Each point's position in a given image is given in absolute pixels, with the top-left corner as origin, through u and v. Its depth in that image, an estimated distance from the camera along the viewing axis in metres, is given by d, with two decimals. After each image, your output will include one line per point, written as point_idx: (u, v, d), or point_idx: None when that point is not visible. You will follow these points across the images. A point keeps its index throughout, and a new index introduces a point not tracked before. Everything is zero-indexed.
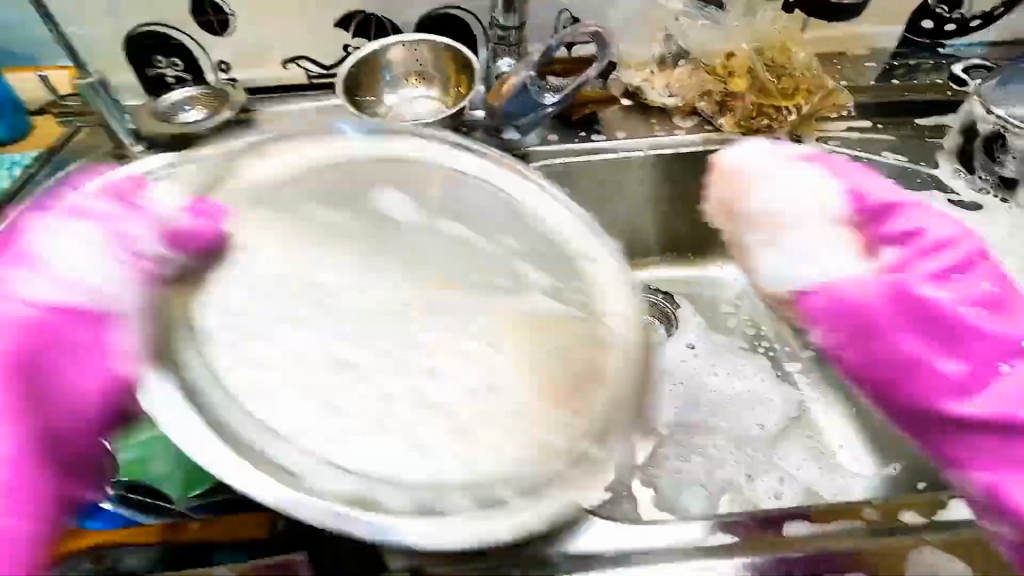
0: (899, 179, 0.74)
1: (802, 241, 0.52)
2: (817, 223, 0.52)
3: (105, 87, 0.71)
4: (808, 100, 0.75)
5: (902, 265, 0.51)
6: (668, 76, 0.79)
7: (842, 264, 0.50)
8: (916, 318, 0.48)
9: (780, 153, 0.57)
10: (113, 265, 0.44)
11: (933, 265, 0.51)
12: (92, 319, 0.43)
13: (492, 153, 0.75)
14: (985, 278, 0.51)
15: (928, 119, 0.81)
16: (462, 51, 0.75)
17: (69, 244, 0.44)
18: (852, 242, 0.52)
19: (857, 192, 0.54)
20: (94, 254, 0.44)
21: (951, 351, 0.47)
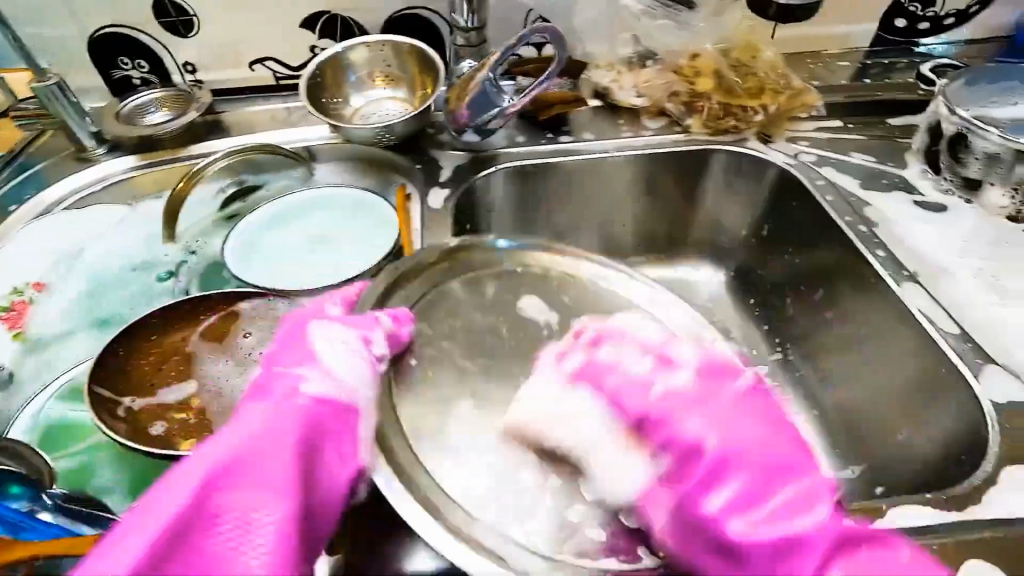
0: (866, 180, 0.73)
1: (603, 453, 0.41)
2: (581, 419, 0.42)
3: (65, 90, 0.70)
4: (775, 100, 0.75)
5: (689, 414, 0.43)
6: (636, 75, 0.78)
7: (611, 472, 0.40)
8: (752, 478, 0.40)
9: (552, 382, 0.44)
10: (361, 364, 0.43)
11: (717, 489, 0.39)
12: (345, 416, 0.41)
13: (458, 154, 0.75)
14: (771, 484, 0.39)
15: (899, 119, 0.80)
16: (427, 51, 0.74)
17: (335, 344, 0.44)
18: (627, 436, 0.42)
19: (595, 369, 0.45)
20: (352, 358, 0.43)
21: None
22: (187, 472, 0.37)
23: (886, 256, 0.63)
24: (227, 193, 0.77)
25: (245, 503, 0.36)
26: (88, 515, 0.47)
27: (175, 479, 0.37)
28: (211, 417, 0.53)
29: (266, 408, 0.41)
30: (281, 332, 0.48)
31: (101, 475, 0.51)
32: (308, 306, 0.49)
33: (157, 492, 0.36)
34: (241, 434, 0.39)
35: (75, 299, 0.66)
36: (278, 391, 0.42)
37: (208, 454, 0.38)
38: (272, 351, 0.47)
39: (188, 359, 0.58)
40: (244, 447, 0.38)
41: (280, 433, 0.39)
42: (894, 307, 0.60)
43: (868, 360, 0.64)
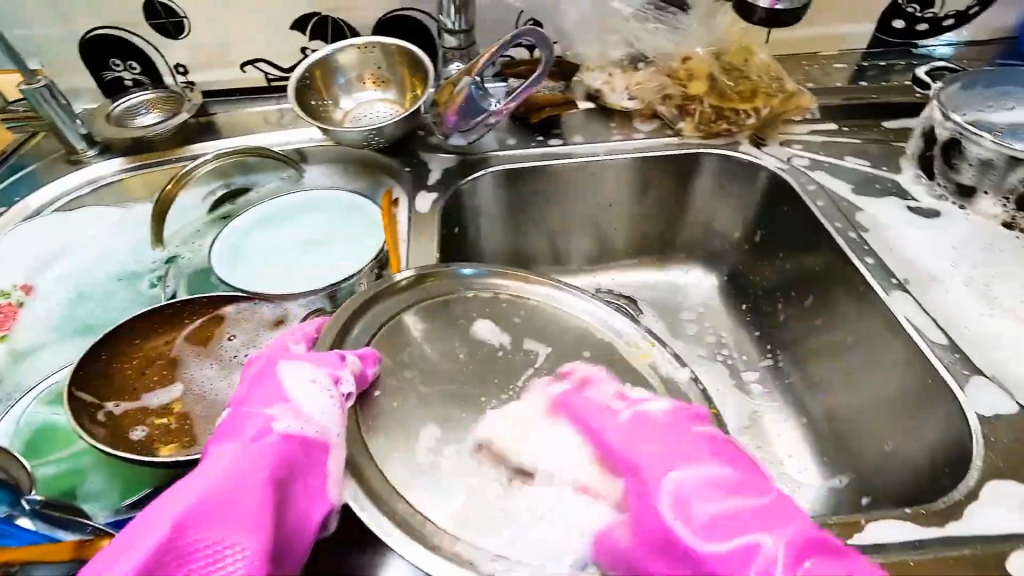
0: (860, 184, 0.72)
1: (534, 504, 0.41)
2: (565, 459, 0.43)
3: (55, 93, 0.70)
4: (768, 103, 0.73)
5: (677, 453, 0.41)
6: (629, 78, 0.78)
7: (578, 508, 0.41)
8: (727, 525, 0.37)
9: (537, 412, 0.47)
10: (329, 401, 0.43)
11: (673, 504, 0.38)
12: (313, 453, 0.41)
13: (447, 158, 0.74)
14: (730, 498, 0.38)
15: (895, 123, 0.80)
16: (417, 53, 0.74)
17: (304, 382, 0.43)
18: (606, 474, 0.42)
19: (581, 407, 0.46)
20: (319, 395, 0.43)
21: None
22: (156, 513, 0.35)
23: (875, 264, 0.62)
24: (217, 195, 0.77)
25: (218, 540, 0.35)
26: (59, 521, 0.46)
27: (147, 521, 0.35)
28: (192, 421, 0.53)
29: (238, 445, 0.40)
30: (244, 374, 0.47)
31: (84, 479, 0.52)
32: (272, 345, 0.49)
33: (127, 535, 0.35)
34: (211, 473, 0.38)
35: (61, 302, 0.66)
36: (248, 429, 0.41)
37: (179, 493, 0.36)
38: (237, 392, 0.46)
39: (172, 362, 0.58)
40: (217, 484, 0.37)
41: (253, 468, 0.38)
42: (882, 315, 0.59)
43: (856, 368, 0.63)
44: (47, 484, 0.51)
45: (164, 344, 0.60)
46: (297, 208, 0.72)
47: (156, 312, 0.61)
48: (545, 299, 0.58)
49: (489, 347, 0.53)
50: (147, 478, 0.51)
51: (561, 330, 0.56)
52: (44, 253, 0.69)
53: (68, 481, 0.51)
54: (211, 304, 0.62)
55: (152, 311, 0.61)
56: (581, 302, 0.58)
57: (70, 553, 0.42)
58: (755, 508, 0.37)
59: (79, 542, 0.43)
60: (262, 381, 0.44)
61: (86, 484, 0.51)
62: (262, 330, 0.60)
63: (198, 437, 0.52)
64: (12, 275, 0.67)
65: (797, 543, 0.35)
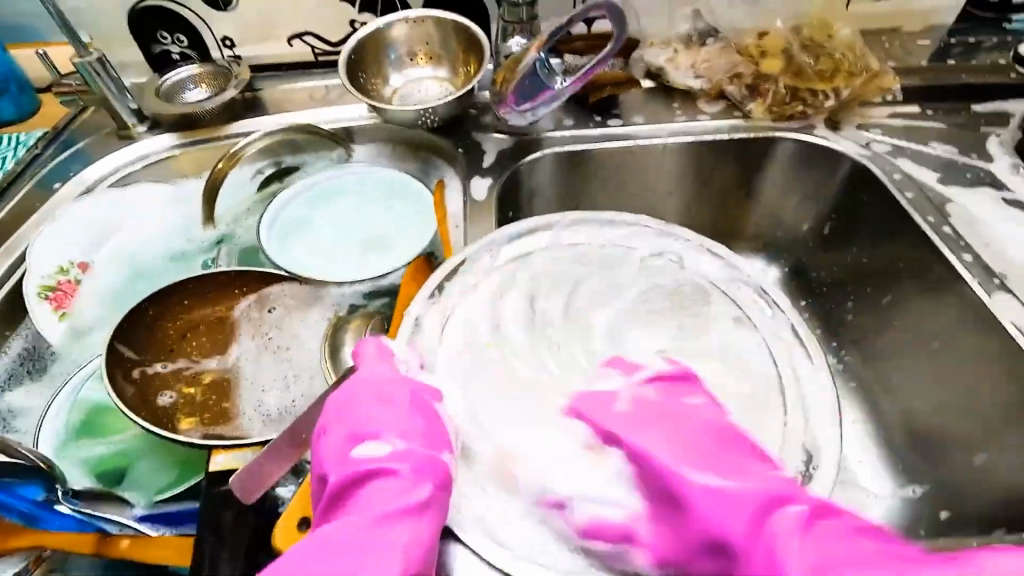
0: (948, 172, 0.66)
1: None
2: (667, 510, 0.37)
3: (107, 66, 0.68)
4: (850, 83, 0.68)
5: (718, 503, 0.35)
6: (693, 55, 0.73)
7: None
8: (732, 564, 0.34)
9: (483, 287, 0.53)
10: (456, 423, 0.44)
11: (654, 436, 0.39)
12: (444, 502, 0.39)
13: (502, 139, 0.71)
14: (728, 420, 0.41)
15: (986, 105, 0.73)
16: (472, 28, 0.70)
17: (435, 424, 0.42)
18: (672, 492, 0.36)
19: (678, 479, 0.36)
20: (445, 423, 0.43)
21: (710, 471, 0.36)
22: (332, 546, 0.35)
23: (974, 261, 0.58)
24: (265, 174, 0.75)
25: (409, 567, 0.35)
26: (91, 511, 0.48)
27: (322, 554, 0.34)
28: (220, 396, 0.55)
29: (398, 476, 0.38)
30: (340, 394, 0.43)
31: (131, 462, 0.53)
32: (371, 365, 0.45)
33: (309, 564, 0.34)
34: (373, 512, 0.36)
35: (117, 280, 0.66)
36: (396, 458, 0.39)
37: (353, 532, 0.35)
38: (346, 413, 0.42)
39: (221, 335, 0.59)
40: (391, 525, 0.36)
41: (422, 501, 0.37)
42: (982, 314, 0.55)
43: (946, 374, 0.58)
44: (94, 465, 0.53)
45: (218, 315, 0.60)
46: (341, 180, 0.70)
47: (213, 276, 0.60)
48: (621, 256, 0.57)
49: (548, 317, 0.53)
50: (203, 463, 0.52)
51: (644, 307, 0.54)
52: (93, 230, 0.68)
53: (126, 464, 0.53)
54: (261, 278, 0.61)
55: (207, 274, 0.60)
56: (674, 244, 0.57)
57: (94, 546, 0.48)
58: (649, 396, 0.43)
59: (99, 537, 0.48)
60: (389, 408, 0.41)
61: (143, 468, 0.53)
62: (309, 308, 0.59)
63: (219, 414, 0.53)
64: (66, 251, 0.67)
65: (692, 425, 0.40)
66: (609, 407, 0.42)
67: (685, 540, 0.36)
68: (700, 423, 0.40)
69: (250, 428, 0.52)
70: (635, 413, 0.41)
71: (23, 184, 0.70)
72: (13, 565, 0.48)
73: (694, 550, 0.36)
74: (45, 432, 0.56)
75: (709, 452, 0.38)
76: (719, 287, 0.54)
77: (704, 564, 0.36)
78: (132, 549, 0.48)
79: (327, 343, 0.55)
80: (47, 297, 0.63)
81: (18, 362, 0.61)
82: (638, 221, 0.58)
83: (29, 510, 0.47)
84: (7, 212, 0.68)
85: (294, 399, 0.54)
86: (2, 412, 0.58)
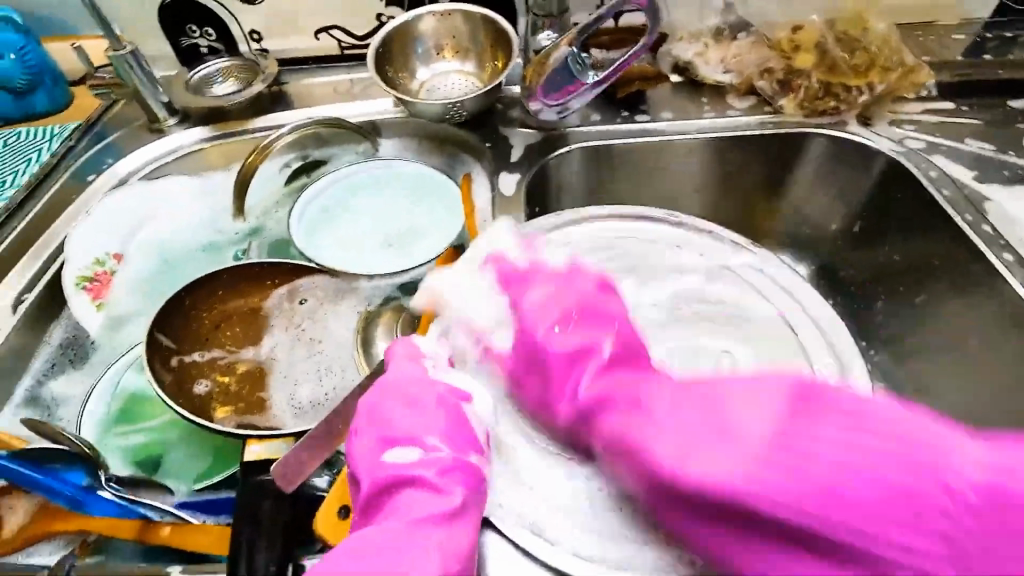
0: (984, 170, 0.65)
1: None
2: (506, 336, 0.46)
3: (139, 60, 0.69)
4: (884, 78, 0.67)
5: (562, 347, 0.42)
6: (723, 49, 0.73)
7: None
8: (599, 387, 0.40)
9: None
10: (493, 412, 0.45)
11: (534, 294, 0.46)
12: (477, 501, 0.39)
13: (529, 134, 0.71)
14: (622, 308, 0.46)
15: (1022, 101, 0.71)
16: (501, 22, 0.69)
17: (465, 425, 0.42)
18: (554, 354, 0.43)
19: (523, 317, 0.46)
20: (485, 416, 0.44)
21: (586, 340, 0.42)
22: (372, 544, 0.35)
23: (1014, 260, 0.57)
24: (293, 167, 0.76)
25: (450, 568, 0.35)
26: (132, 497, 0.47)
27: (361, 554, 0.35)
28: (250, 386, 0.56)
29: (432, 478, 0.39)
30: (371, 397, 0.43)
31: (167, 451, 0.55)
32: (401, 366, 0.45)
33: (349, 563, 0.34)
34: (410, 514, 0.37)
35: (152, 270, 0.67)
36: (430, 461, 0.39)
37: (392, 533, 0.36)
38: (377, 417, 0.42)
39: (255, 325, 0.60)
40: (428, 529, 0.36)
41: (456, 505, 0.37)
42: (1021, 313, 0.55)
43: (981, 375, 0.58)
44: (134, 453, 0.55)
45: (252, 305, 0.61)
46: (369, 173, 0.70)
47: (243, 268, 0.60)
48: (651, 251, 0.57)
49: None
50: (239, 454, 0.54)
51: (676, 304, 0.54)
52: (129, 222, 0.70)
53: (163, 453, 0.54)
54: (291, 271, 0.61)
55: (240, 265, 0.60)
56: (700, 238, 0.57)
57: (133, 531, 0.46)
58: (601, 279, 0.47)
59: (141, 523, 0.47)
60: (418, 410, 0.42)
61: (180, 459, 0.54)
62: (340, 299, 0.60)
63: (251, 403, 0.54)
64: (102, 242, 0.68)
65: (609, 308, 0.45)
66: (516, 270, 0.49)
67: (538, 374, 0.44)
68: (585, 292, 0.45)
69: (282, 421, 0.52)
70: (530, 269, 0.49)
71: (59, 176, 0.71)
72: (54, 551, 0.48)
73: (525, 361, 0.44)
74: (86, 420, 0.57)
75: (591, 318, 0.44)
76: (733, 269, 0.56)
77: (535, 386, 0.44)
78: (170, 538, 0.46)
79: (359, 334, 0.56)
80: (85, 287, 0.65)
81: (59, 352, 0.63)
82: (666, 217, 0.58)
83: (74, 495, 0.47)
84: (44, 204, 0.69)
85: (325, 393, 0.54)
86: (47, 400, 0.60)
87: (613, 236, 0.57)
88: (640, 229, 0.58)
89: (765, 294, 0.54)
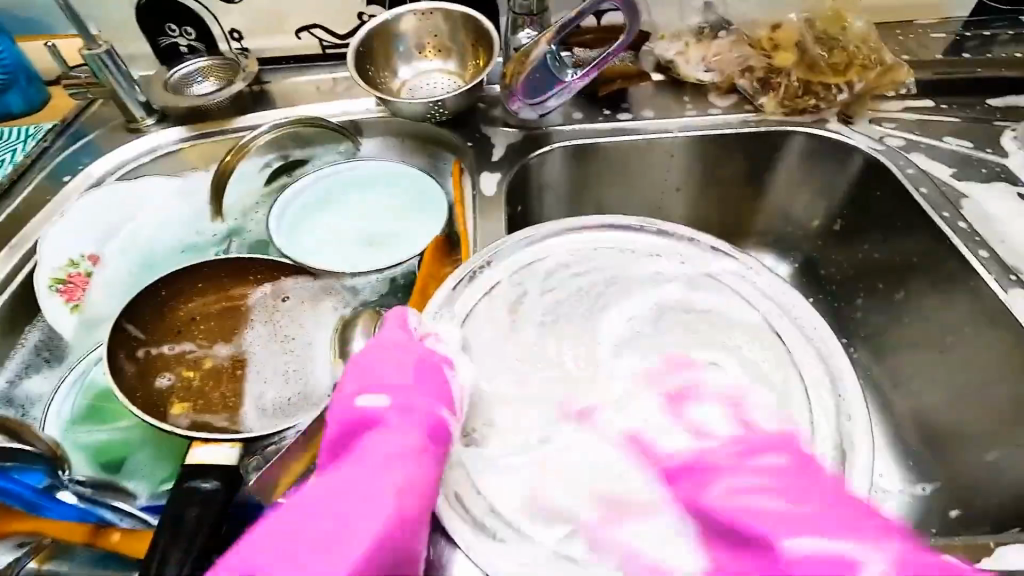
0: (962, 167, 0.66)
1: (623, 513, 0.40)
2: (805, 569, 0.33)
3: (115, 60, 0.68)
4: (864, 76, 0.68)
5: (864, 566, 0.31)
6: (704, 48, 0.73)
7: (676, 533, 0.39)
8: None
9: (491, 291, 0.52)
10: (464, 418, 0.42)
11: (724, 485, 0.37)
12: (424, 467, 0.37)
13: (511, 133, 0.70)
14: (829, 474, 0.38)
15: (1001, 100, 0.72)
16: (482, 20, 0.69)
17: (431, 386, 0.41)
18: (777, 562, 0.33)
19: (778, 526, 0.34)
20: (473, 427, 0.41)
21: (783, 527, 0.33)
22: (320, 495, 0.34)
23: (990, 257, 0.57)
24: (274, 167, 0.75)
25: (403, 513, 0.33)
26: (93, 498, 0.46)
27: (303, 507, 0.34)
28: (215, 385, 0.55)
29: (389, 427, 0.38)
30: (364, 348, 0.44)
31: (129, 453, 0.53)
32: (393, 330, 0.45)
33: (311, 505, 0.34)
34: (369, 457, 0.36)
35: (128, 273, 0.66)
36: (394, 411, 0.39)
37: (342, 482, 0.35)
38: (363, 370, 0.42)
39: (231, 319, 0.59)
40: (386, 469, 0.35)
41: (418, 445, 0.37)
42: (997, 308, 0.55)
43: (959, 372, 0.58)
44: (95, 454, 0.53)
45: (230, 298, 0.60)
46: (352, 171, 0.69)
47: (229, 262, 0.60)
48: (633, 255, 0.56)
49: (560, 314, 0.53)
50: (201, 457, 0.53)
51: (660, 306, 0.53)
52: (104, 223, 0.68)
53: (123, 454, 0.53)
54: (274, 268, 0.60)
55: (223, 260, 0.60)
56: (681, 244, 0.57)
57: (86, 536, 0.45)
58: (790, 445, 0.40)
59: (93, 528, 0.46)
60: (395, 366, 0.42)
61: (140, 460, 0.53)
62: (320, 301, 0.60)
63: (211, 402, 0.53)
64: (77, 241, 0.66)
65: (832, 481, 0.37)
66: (656, 447, 0.42)
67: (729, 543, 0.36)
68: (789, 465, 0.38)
69: (253, 424, 0.51)
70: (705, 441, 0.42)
71: (34, 177, 0.70)
72: (8, 550, 0.46)
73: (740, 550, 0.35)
74: (52, 419, 0.56)
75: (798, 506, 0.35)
76: (715, 275, 0.55)
77: (750, 565, 0.34)
78: (121, 543, 0.45)
79: (336, 335, 0.54)
80: (58, 290, 0.63)
81: (33, 353, 0.62)
82: (639, 221, 0.58)
83: (32, 498, 0.45)
84: (17, 205, 0.68)
85: (292, 395, 0.53)
86: (21, 400, 0.58)
87: (593, 243, 0.57)
88: (619, 234, 0.58)
89: (751, 300, 0.53)
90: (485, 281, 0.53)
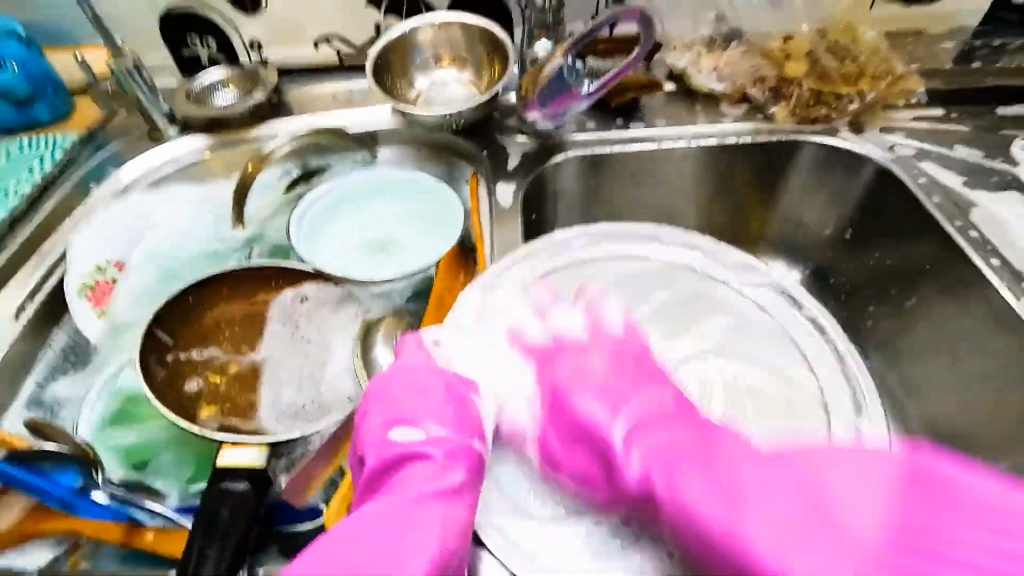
0: (974, 175, 0.66)
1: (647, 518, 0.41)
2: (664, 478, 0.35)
3: (142, 71, 0.70)
4: (875, 86, 0.69)
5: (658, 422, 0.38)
6: (717, 58, 0.74)
7: None
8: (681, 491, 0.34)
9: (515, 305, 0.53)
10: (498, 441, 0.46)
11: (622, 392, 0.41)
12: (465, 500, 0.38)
13: (525, 142, 0.72)
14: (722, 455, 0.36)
15: (1011, 108, 0.73)
16: (498, 31, 0.70)
17: (463, 418, 0.42)
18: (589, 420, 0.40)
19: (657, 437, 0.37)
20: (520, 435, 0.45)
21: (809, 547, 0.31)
22: (372, 532, 0.35)
23: (1002, 265, 0.58)
24: (293, 175, 0.77)
25: (444, 546, 0.35)
26: (124, 499, 0.47)
27: (352, 537, 0.35)
28: (240, 389, 0.56)
29: (431, 460, 0.39)
30: (382, 375, 0.45)
31: (158, 453, 0.55)
32: (413, 356, 0.46)
33: (355, 544, 0.35)
34: (407, 492, 0.37)
35: (153, 279, 0.68)
36: (430, 443, 0.39)
37: (388, 516, 0.36)
38: (388, 400, 0.43)
39: (254, 327, 0.61)
40: (427, 505, 0.36)
41: (455, 481, 0.38)
42: (1010, 317, 0.55)
43: (971, 379, 0.59)
44: (126, 455, 0.55)
45: (254, 304, 0.62)
46: (368, 179, 0.70)
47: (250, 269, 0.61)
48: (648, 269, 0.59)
49: None
50: None
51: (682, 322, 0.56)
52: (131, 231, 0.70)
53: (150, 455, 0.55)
54: (295, 275, 0.61)
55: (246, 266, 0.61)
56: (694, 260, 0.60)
57: (120, 535, 0.47)
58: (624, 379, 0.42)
59: (127, 527, 0.47)
60: (424, 396, 0.42)
61: (169, 461, 0.54)
62: (341, 306, 0.61)
63: (238, 406, 0.55)
64: (103, 248, 0.68)
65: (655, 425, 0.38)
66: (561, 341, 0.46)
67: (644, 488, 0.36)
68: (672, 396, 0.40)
69: (278, 426, 0.53)
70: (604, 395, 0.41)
71: (61, 185, 0.72)
72: (48, 549, 0.48)
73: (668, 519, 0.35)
74: (82, 422, 0.58)
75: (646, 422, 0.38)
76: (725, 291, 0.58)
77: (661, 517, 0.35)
78: (155, 542, 0.46)
79: (357, 341, 0.57)
80: (87, 295, 0.65)
81: (61, 356, 0.63)
82: (649, 236, 0.60)
83: (68, 497, 0.46)
84: (48, 211, 0.70)
85: (308, 401, 0.55)
86: (49, 402, 0.60)
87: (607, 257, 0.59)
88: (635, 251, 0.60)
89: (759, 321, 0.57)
90: (504, 293, 0.54)
